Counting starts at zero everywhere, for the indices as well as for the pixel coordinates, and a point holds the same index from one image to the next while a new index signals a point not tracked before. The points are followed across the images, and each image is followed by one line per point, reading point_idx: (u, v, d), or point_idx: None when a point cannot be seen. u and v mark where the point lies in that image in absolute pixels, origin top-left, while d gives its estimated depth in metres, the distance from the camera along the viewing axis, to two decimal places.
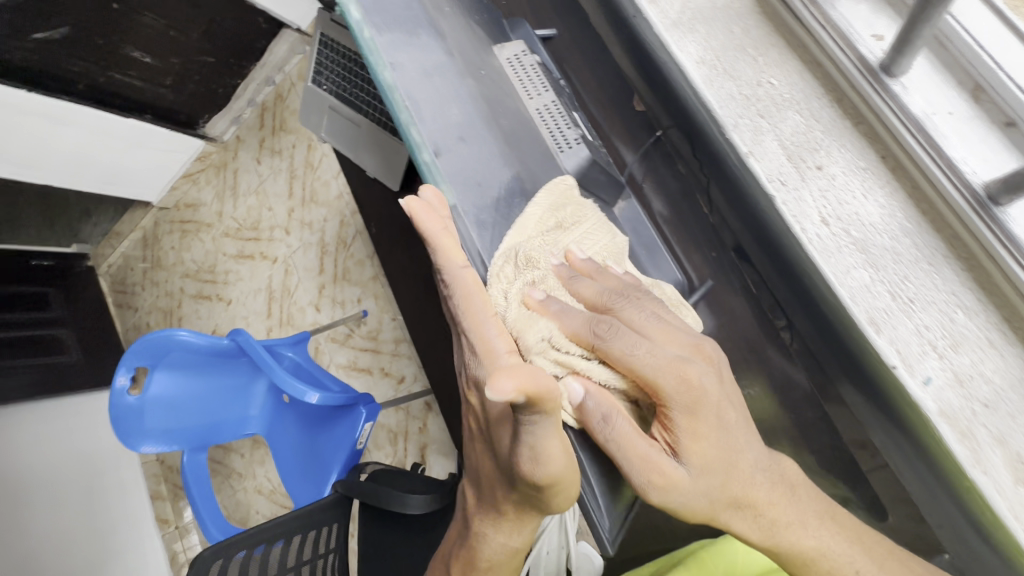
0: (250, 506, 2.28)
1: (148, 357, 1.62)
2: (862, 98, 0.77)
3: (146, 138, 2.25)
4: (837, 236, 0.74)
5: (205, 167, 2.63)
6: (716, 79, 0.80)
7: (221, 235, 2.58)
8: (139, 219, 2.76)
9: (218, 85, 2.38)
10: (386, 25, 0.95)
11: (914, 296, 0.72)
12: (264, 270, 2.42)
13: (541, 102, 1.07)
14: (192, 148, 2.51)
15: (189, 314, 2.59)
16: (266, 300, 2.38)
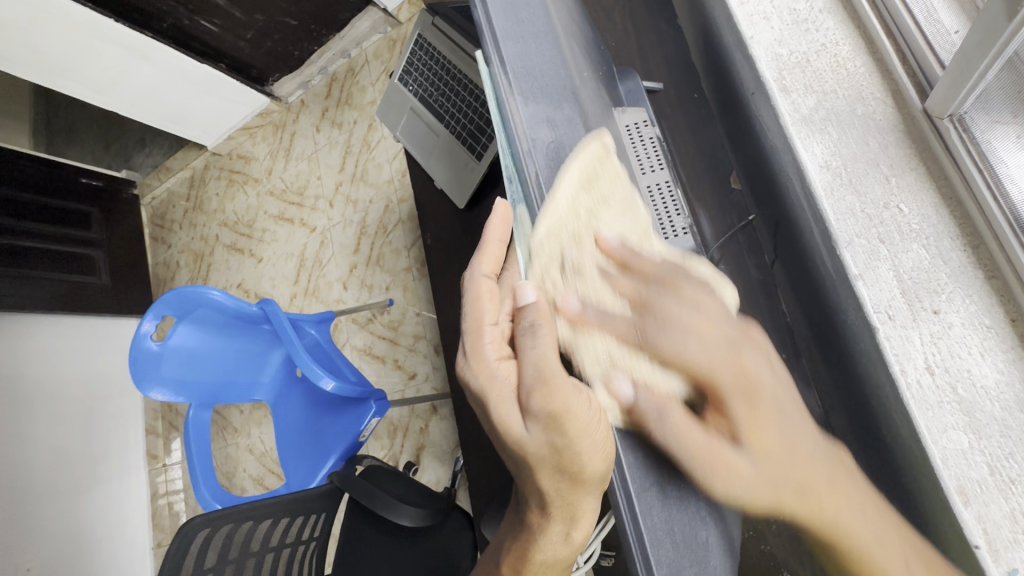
0: (239, 463, 2.29)
1: (175, 307, 1.57)
2: (1005, 253, 0.58)
3: (214, 84, 2.29)
4: (940, 388, 0.56)
5: (265, 125, 2.61)
6: (837, 189, 0.65)
7: (264, 194, 2.56)
8: (191, 160, 2.75)
9: (295, 48, 2.34)
10: (528, 78, 0.67)
11: (1018, 477, 0.53)
12: (301, 238, 2.40)
13: (654, 182, 0.71)
14: (256, 103, 2.52)
15: (219, 263, 2.59)
16: (297, 266, 2.38)
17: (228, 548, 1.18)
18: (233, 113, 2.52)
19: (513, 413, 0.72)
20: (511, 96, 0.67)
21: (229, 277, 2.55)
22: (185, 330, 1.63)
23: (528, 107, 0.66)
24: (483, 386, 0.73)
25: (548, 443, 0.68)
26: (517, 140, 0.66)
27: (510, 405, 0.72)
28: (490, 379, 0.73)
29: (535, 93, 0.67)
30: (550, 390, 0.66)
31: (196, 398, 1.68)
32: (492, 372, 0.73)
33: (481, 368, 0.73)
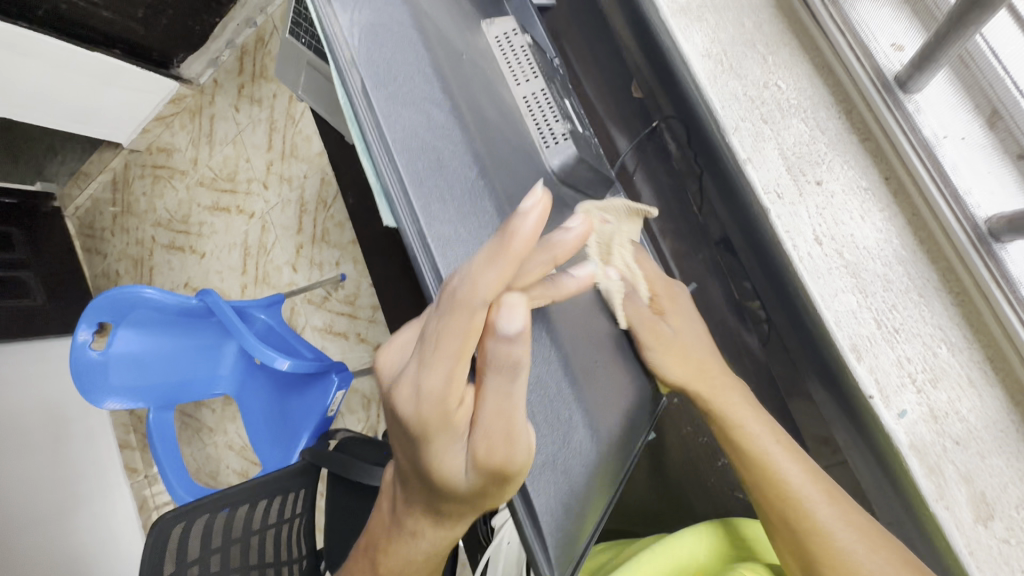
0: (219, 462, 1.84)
1: (107, 313, 1.19)
2: (874, 114, 0.58)
3: (114, 75, 1.62)
4: (828, 257, 0.59)
5: (180, 113, 1.93)
6: (719, 75, 0.63)
7: (192, 183, 1.89)
8: (110, 161, 2.02)
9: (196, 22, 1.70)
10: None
11: (900, 325, 0.57)
12: (239, 226, 1.80)
13: (529, 92, 0.60)
14: (164, 89, 1.82)
15: (160, 267, 1.94)
16: (242, 255, 1.79)
17: (211, 539, 0.93)
18: (131, 107, 1.80)
19: (448, 451, 0.40)
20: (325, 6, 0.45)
21: (173, 277, 1.92)
22: (129, 336, 1.24)
23: (353, 18, 0.45)
24: (401, 384, 0.38)
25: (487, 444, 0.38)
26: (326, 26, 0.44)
27: (451, 446, 0.39)
28: (412, 404, 0.38)
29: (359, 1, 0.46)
30: (481, 454, 0.39)
31: (152, 402, 1.31)
32: (424, 385, 0.37)
33: (418, 363, 0.37)
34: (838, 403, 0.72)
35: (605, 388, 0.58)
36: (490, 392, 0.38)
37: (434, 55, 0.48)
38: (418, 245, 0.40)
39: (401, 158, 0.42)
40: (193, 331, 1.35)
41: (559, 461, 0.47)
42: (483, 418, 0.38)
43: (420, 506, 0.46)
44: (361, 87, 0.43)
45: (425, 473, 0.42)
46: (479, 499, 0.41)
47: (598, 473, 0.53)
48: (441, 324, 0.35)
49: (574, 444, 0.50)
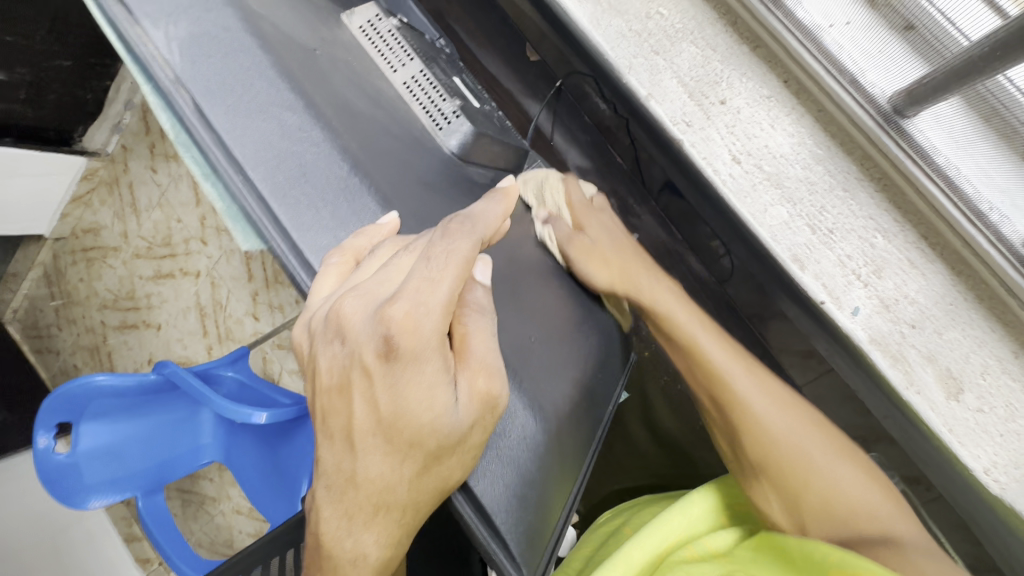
0: (231, 527, 1.38)
1: (61, 409, 0.85)
2: (755, 20, 0.55)
3: (13, 164, 1.13)
4: (749, 173, 0.58)
5: (96, 187, 1.40)
6: (602, 17, 0.60)
7: (129, 258, 1.40)
8: (37, 255, 1.50)
9: (85, 90, 1.24)
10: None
11: (834, 225, 0.56)
12: (187, 289, 1.32)
13: (410, 76, 0.56)
14: (71, 167, 1.30)
15: (117, 349, 1.45)
16: (199, 317, 1.31)
17: None
18: (41, 197, 1.29)
19: (435, 384, 0.31)
20: (136, 27, 0.41)
21: (134, 358, 1.42)
22: (96, 426, 0.90)
23: (167, 34, 0.41)
24: (399, 299, 0.30)
25: (473, 393, 0.32)
26: (143, 55, 0.41)
27: (442, 378, 0.31)
28: (418, 320, 0.30)
29: (170, 12, 0.41)
30: (477, 383, 0.33)
31: (141, 489, 0.93)
32: (433, 297, 0.30)
33: (426, 276, 0.30)
34: (809, 315, 0.71)
35: (545, 359, 0.50)
36: (473, 329, 0.34)
37: (276, 54, 0.43)
38: (295, 260, 0.38)
39: (257, 173, 0.39)
40: (153, 405, 0.95)
41: (505, 452, 0.41)
42: (473, 349, 0.33)
43: (369, 492, 0.33)
44: (195, 110, 0.40)
45: (401, 420, 0.31)
46: (451, 452, 0.33)
47: (555, 451, 0.46)
48: (455, 240, 0.32)
49: (519, 431, 0.43)
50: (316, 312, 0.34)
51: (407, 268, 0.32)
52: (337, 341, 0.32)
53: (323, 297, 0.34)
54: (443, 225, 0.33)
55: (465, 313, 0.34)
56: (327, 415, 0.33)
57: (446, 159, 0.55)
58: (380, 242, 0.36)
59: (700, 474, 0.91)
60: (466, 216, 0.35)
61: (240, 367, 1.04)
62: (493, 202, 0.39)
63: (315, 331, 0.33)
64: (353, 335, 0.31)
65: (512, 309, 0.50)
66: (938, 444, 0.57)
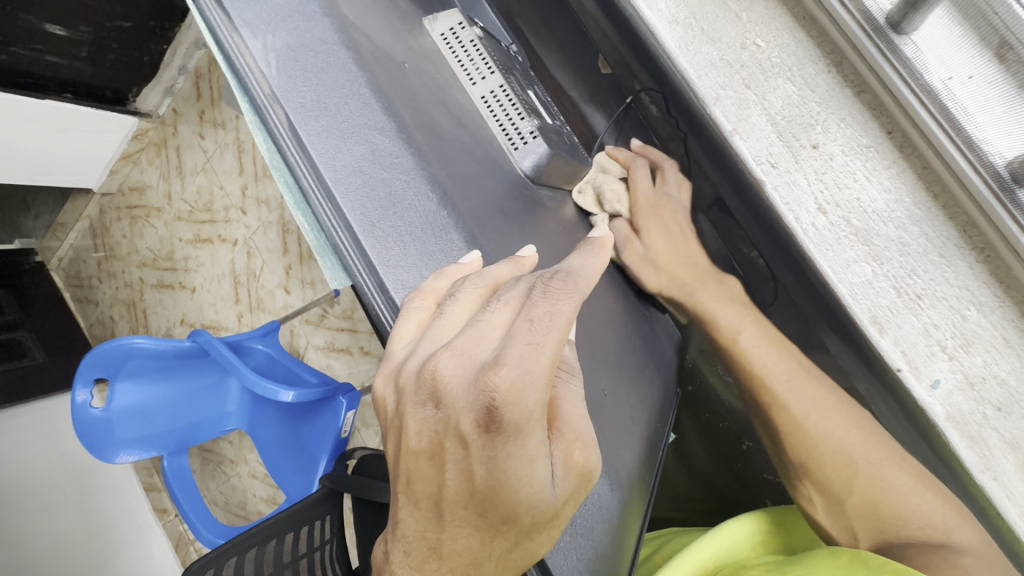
0: (246, 490, 1.37)
1: (101, 365, 0.84)
2: (866, 63, 0.51)
3: (67, 121, 1.12)
4: (835, 225, 0.54)
5: (146, 147, 1.39)
6: (692, 42, 0.57)
7: (171, 220, 1.38)
8: (84, 209, 1.48)
9: (143, 52, 1.19)
10: None
11: (922, 291, 0.52)
12: (224, 256, 1.30)
13: (488, 91, 0.54)
14: (124, 125, 1.27)
15: (153, 307, 1.44)
16: (233, 284, 1.29)
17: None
18: (93, 152, 1.28)
19: (535, 459, 0.30)
20: (234, 33, 0.40)
21: (168, 317, 1.42)
22: (132, 385, 0.89)
23: (265, 44, 0.40)
24: (505, 366, 0.28)
25: (568, 466, 0.32)
26: (239, 65, 0.40)
27: (544, 451, 0.31)
28: (525, 389, 0.29)
29: (269, 20, 0.41)
30: (573, 454, 0.32)
31: (167, 448, 0.95)
32: (538, 365, 0.29)
33: (532, 341, 0.29)
34: (865, 364, 0.67)
35: (615, 416, 0.50)
36: (563, 393, 0.34)
37: (371, 72, 0.43)
38: (379, 299, 0.37)
39: (348, 203, 0.38)
40: (183, 370, 0.93)
41: (579, 524, 0.40)
42: (565, 415, 0.33)
43: (455, 564, 0.33)
44: (287, 126, 0.39)
45: (499, 495, 0.31)
46: (542, 528, 0.32)
47: (625, 520, 0.46)
48: (558, 301, 0.31)
49: (596, 498, 0.42)
50: (402, 365, 0.34)
51: (502, 323, 0.31)
52: (431, 403, 0.32)
53: (405, 345, 0.35)
54: (544, 283, 0.32)
55: (558, 376, 0.35)
56: (415, 481, 0.33)
57: (519, 181, 0.53)
58: (457, 283, 0.35)
59: (729, 510, 0.89)
60: (567, 271, 0.34)
61: (271, 341, 0.99)
62: (590, 257, 0.38)
63: (404, 386, 0.33)
64: (451, 401, 0.30)
65: (589, 360, 0.49)
66: (1008, 531, 0.54)
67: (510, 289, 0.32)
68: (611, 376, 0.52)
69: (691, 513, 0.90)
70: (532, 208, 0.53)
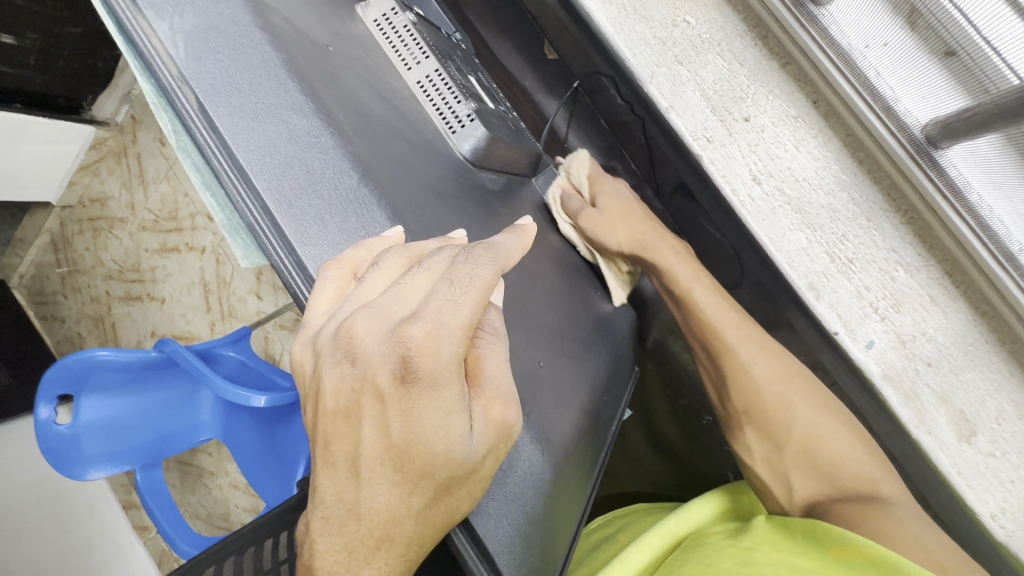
0: (228, 501, 1.33)
1: (62, 379, 0.77)
2: (789, 35, 0.53)
3: (21, 133, 1.07)
4: (769, 195, 0.55)
5: (105, 156, 1.34)
6: (624, 21, 0.57)
7: (136, 230, 1.34)
8: (44, 223, 1.43)
9: (97, 59, 1.16)
10: None
11: (853, 254, 0.54)
12: (192, 264, 1.27)
13: (423, 75, 0.54)
14: (82, 135, 1.23)
15: (121, 322, 1.39)
16: (203, 293, 1.25)
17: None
18: (50, 164, 1.23)
19: (451, 411, 0.31)
20: (141, 18, 0.40)
21: (137, 330, 1.36)
22: (99, 399, 0.82)
23: (172, 27, 0.40)
24: (420, 319, 0.29)
25: (486, 422, 0.33)
26: (146, 49, 0.40)
27: (461, 402, 0.32)
28: (439, 341, 0.29)
29: (177, 3, 0.40)
30: (492, 410, 0.33)
31: (140, 462, 0.86)
32: (455, 319, 0.30)
33: (448, 298, 0.30)
34: (816, 333, 0.69)
35: (554, 386, 0.50)
36: (486, 352, 0.35)
37: (287, 52, 0.42)
38: (297, 275, 0.37)
39: (262, 182, 0.38)
40: (154, 381, 0.87)
41: (508, 488, 0.41)
42: (487, 373, 0.34)
43: (373, 525, 0.32)
44: (197, 109, 0.39)
45: (415, 449, 0.31)
46: (462, 483, 0.33)
47: (563, 486, 0.47)
48: (477, 265, 0.31)
49: (528, 464, 0.43)
50: (320, 330, 0.34)
51: (421, 288, 0.31)
52: (347, 361, 0.32)
53: (322, 314, 0.34)
54: (465, 250, 0.32)
55: (481, 337, 0.35)
56: (332, 441, 0.33)
57: (459, 165, 0.53)
58: (381, 252, 0.35)
59: (697, 486, 0.90)
60: (489, 243, 0.34)
61: (242, 347, 0.94)
62: (514, 235, 0.38)
63: (321, 349, 0.33)
64: (366, 357, 0.31)
65: (525, 332, 0.49)
66: (945, 484, 0.56)
67: (431, 256, 0.32)
68: (552, 349, 0.53)
69: (661, 490, 0.92)
70: (473, 189, 0.54)
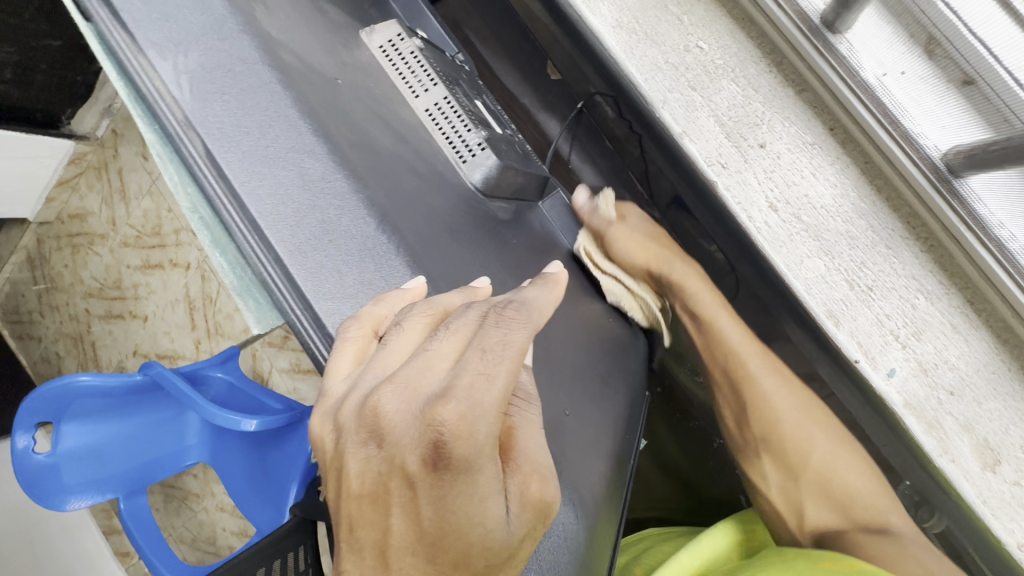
0: (214, 523, 1.27)
1: (42, 407, 0.70)
2: (804, 62, 0.52)
3: None
4: (786, 223, 0.54)
5: (85, 171, 1.29)
6: (636, 46, 0.56)
7: (116, 246, 1.28)
8: (21, 239, 1.37)
9: (75, 73, 1.11)
10: (155, 13, 0.39)
11: (872, 281, 0.53)
12: (176, 282, 1.22)
13: (432, 103, 0.52)
14: (60, 150, 1.18)
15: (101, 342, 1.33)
16: (188, 312, 1.21)
17: None
18: (26, 180, 1.18)
19: (487, 496, 0.28)
20: (142, 58, 0.38)
21: (119, 350, 1.31)
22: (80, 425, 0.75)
23: (176, 66, 0.38)
24: (452, 399, 0.27)
25: (523, 503, 0.30)
26: (148, 93, 0.38)
27: (497, 484, 0.29)
28: (474, 423, 0.27)
29: (180, 41, 0.39)
30: (530, 489, 0.31)
31: (123, 489, 0.80)
32: (488, 397, 0.27)
33: (481, 372, 0.28)
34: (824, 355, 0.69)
35: (579, 435, 0.49)
36: (519, 421, 0.33)
37: (298, 91, 0.42)
38: (314, 333, 0.37)
39: (275, 234, 0.37)
40: (136, 404, 0.79)
41: (546, 557, 0.39)
42: (521, 447, 0.31)
43: None
44: (205, 156, 0.38)
45: (448, 537, 0.29)
46: (498, 571, 0.30)
47: (594, 543, 0.45)
48: (509, 330, 0.30)
49: (562, 527, 0.42)
50: (341, 401, 0.32)
51: (448, 354, 0.29)
52: (371, 441, 0.30)
53: (343, 380, 0.33)
54: (496, 313, 0.30)
55: (513, 405, 0.33)
56: (357, 527, 0.30)
57: (469, 195, 0.52)
58: (403, 311, 0.33)
59: (706, 508, 0.89)
60: (520, 300, 0.32)
61: (232, 367, 0.89)
62: (546, 290, 0.36)
63: (343, 425, 0.31)
64: (394, 440, 0.28)
65: (550, 377, 0.48)
66: (968, 513, 0.55)
67: (459, 320, 0.30)
68: (575, 392, 0.51)
69: (669, 511, 0.90)
70: (484, 220, 0.52)
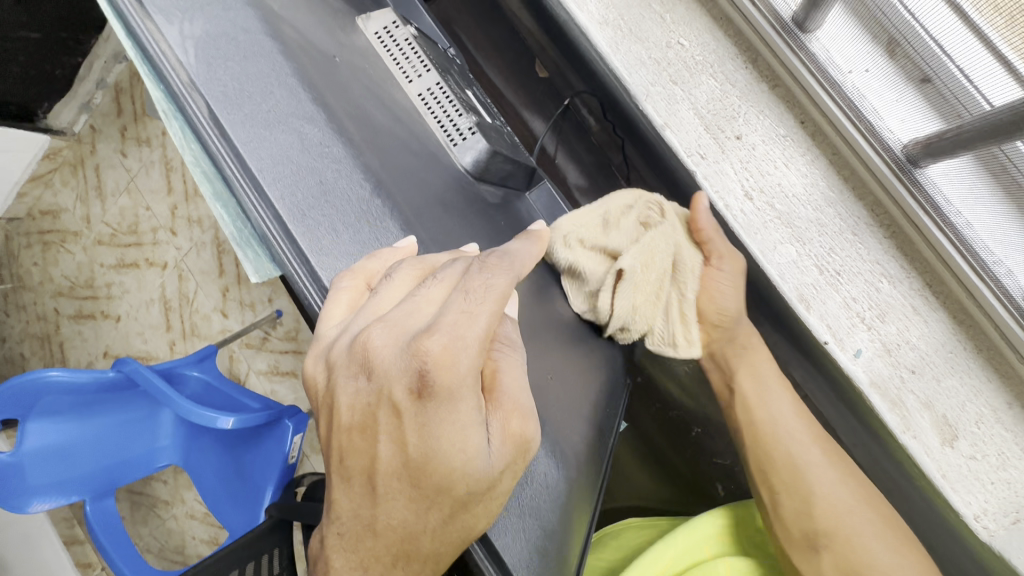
0: (184, 532, 1.23)
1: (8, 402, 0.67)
2: (778, 59, 0.56)
3: None
4: (761, 210, 0.57)
5: (60, 167, 1.26)
6: (620, 42, 0.59)
7: (90, 244, 1.25)
8: None
9: (56, 68, 1.09)
10: None
11: (840, 265, 0.56)
12: (152, 280, 1.20)
13: (425, 88, 0.54)
14: (36, 144, 1.15)
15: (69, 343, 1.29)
16: (163, 310, 1.19)
17: None
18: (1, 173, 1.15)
19: (468, 426, 0.30)
20: (149, 22, 0.41)
21: (89, 350, 1.27)
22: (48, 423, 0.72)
23: (182, 32, 0.41)
24: (437, 332, 0.29)
25: (506, 439, 0.32)
26: (154, 54, 0.40)
27: (478, 415, 0.31)
28: (457, 354, 0.29)
29: (187, 10, 0.42)
30: (511, 424, 0.33)
31: (90, 492, 0.77)
32: (472, 332, 0.29)
33: (465, 309, 0.29)
34: (794, 346, 0.72)
35: (560, 401, 0.51)
36: (504, 365, 0.35)
37: (298, 63, 0.44)
38: (309, 283, 0.38)
39: (275, 191, 0.39)
40: (108, 403, 0.78)
41: (525, 503, 0.41)
42: (504, 387, 0.33)
43: (390, 541, 0.32)
44: (208, 115, 0.40)
45: (431, 464, 0.30)
46: (479, 499, 0.32)
47: (573, 501, 0.47)
48: (494, 275, 0.31)
49: (543, 478, 0.44)
50: (334, 343, 0.33)
51: (437, 298, 0.31)
52: (361, 375, 0.31)
53: (336, 325, 0.34)
54: (482, 259, 0.32)
55: (499, 350, 0.35)
56: (348, 455, 0.32)
57: (460, 176, 0.53)
58: (393, 264, 0.35)
59: (684, 498, 0.91)
60: (504, 253, 0.34)
61: (208, 366, 0.88)
62: (527, 247, 0.39)
63: (336, 361, 0.32)
64: (383, 371, 0.30)
65: (534, 348, 0.50)
66: (928, 488, 0.58)
67: (446, 268, 0.32)
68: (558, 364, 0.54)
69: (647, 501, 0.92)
70: (475, 200, 0.54)
